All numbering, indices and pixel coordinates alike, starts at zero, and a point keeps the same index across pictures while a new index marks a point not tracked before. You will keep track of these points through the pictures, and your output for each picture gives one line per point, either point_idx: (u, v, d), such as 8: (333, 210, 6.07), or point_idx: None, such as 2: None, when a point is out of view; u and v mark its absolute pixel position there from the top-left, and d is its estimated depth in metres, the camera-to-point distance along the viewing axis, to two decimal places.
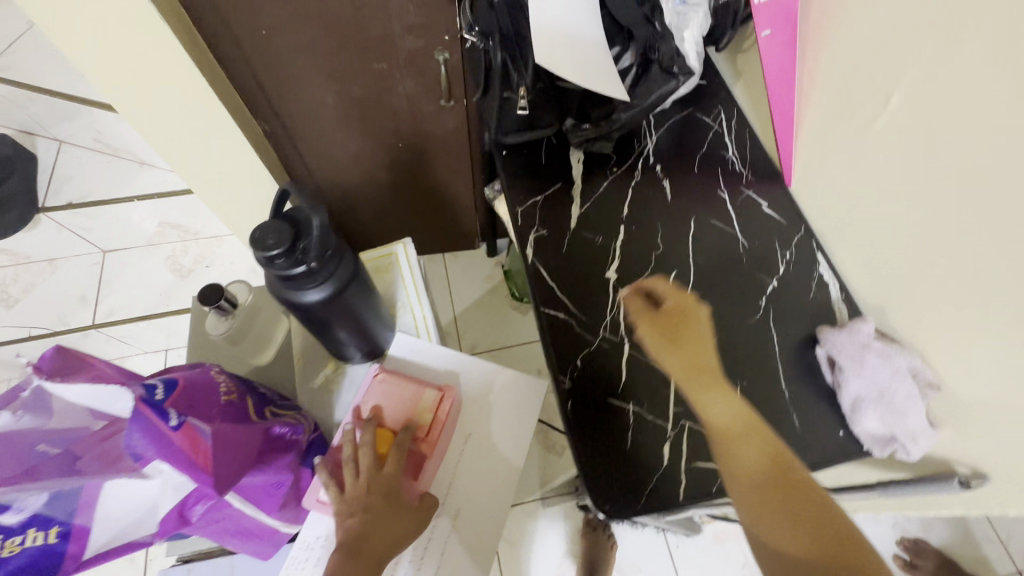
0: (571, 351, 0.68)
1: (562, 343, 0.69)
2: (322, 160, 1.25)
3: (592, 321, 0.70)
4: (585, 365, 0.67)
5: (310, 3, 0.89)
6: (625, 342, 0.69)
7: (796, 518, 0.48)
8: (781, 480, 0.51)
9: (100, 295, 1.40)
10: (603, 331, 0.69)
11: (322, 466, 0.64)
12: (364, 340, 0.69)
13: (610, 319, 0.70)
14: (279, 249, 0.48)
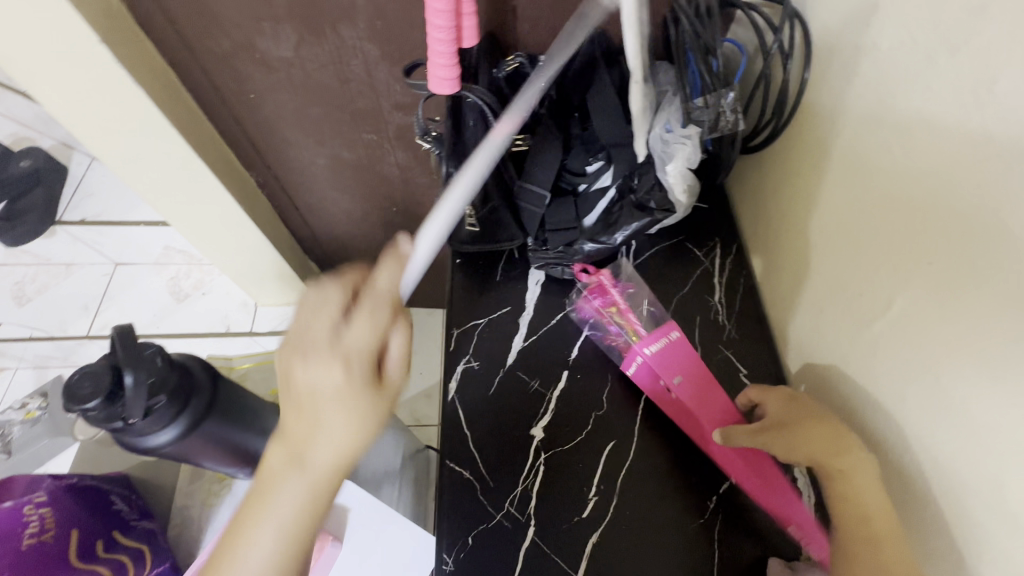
0: (466, 523, 0.58)
1: (456, 510, 0.59)
2: (315, 212, 1.22)
3: (499, 490, 0.60)
4: (477, 546, 0.57)
5: (296, 75, 0.86)
6: (531, 525, 0.58)
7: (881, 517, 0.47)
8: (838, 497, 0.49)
9: (101, 306, 1.46)
10: (507, 506, 0.59)
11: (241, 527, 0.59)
12: (244, 465, 0.62)
13: (520, 491, 0.60)
14: (95, 401, 0.41)
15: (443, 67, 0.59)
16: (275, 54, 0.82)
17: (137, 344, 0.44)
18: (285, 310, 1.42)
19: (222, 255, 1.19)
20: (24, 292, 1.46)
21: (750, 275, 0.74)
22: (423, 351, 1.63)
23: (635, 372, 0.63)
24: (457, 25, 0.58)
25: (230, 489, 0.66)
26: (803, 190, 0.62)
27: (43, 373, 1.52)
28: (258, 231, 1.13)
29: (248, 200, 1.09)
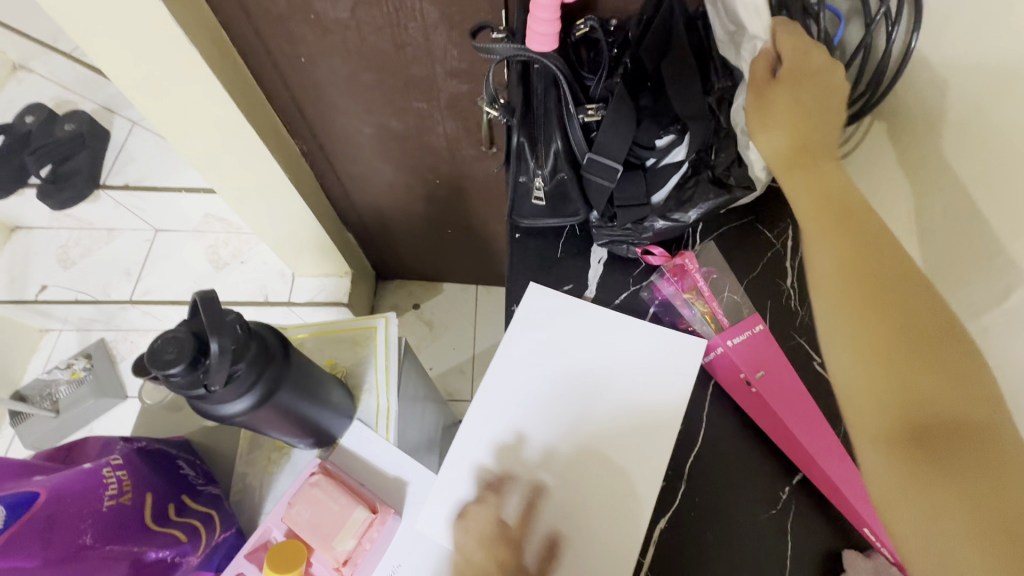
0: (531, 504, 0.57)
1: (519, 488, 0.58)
2: (357, 182, 1.20)
3: None
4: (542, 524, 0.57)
5: (351, 38, 0.83)
6: None
7: (941, 381, 0.42)
8: (873, 294, 0.46)
9: (143, 272, 1.48)
10: None
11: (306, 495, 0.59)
12: (307, 435, 0.61)
13: None
14: (178, 366, 0.40)
15: (545, 22, 0.57)
16: (331, 15, 0.79)
17: (219, 311, 0.43)
18: (322, 282, 1.42)
19: (264, 224, 1.19)
20: (68, 255, 1.48)
21: None
22: (456, 327, 1.62)
23: (712, 362, 0.62)
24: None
25: (289, 458, 0.66)
26: (900, 170, 0.57)
27: (87, 333, 1.58)
28: (302, 200, 1.11)
29: (293, 168, 1.07)
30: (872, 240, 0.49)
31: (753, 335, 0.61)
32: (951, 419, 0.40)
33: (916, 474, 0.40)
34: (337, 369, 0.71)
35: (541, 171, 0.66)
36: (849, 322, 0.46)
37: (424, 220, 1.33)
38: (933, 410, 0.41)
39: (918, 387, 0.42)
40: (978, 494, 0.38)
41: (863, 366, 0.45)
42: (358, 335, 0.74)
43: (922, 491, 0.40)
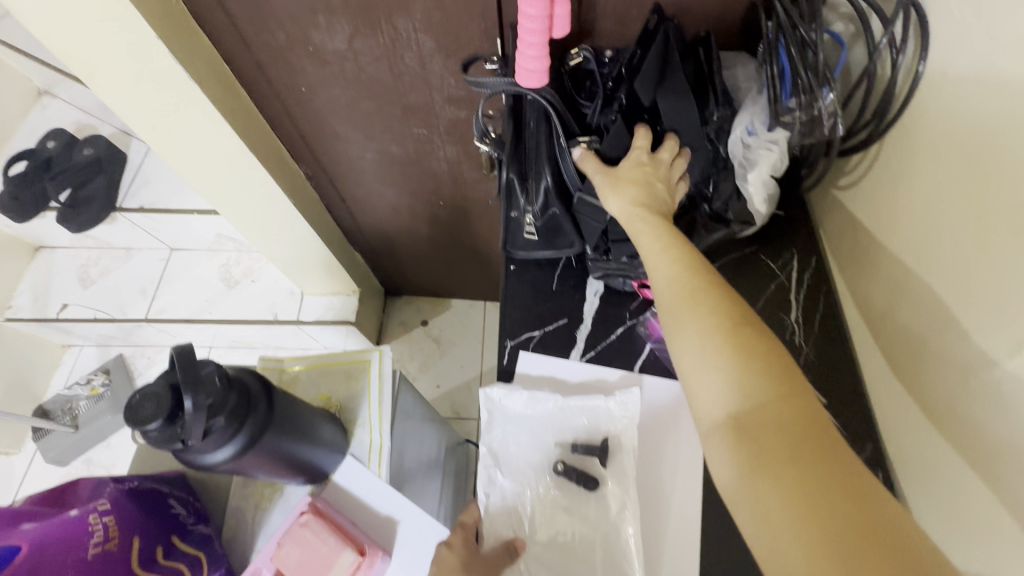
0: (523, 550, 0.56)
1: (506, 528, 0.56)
2: (362, 205, 1.21)
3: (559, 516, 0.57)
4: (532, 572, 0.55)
5: (349, 68, 0.83)
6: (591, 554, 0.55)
7: (778, 394, 0.43)
8: (740, 355, 0.45)
9: (158, 290, 1.52)
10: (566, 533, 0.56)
11: (292, 534, 0.59)
12: (299, 474, 0.61)
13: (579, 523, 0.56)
14: (155, 422, 0.41)
15: (532, 58, 0.55)
16: (328, 46, 0.80)
17: (196, 363, 0.43)
18: (330, 300, 1.43)
19: (270, 246, 1.20)
20: (88, 274, 1.53)
21: (830, 292, 0.67)
22: (463, 344, 1.61)
23: None
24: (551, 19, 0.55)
25: (282, 495, 0.66)
26: (907, 204, 0.55)
27: (107, 349, 1.62)
28: (306, 223, 1.12)
29: (297, 193, 1.08)
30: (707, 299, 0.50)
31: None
32: (787, 427, 0.42)
33: (765, 484, 0.40)
34: (331, 403, 0.71)
35: (532, 208, 0.65)
36: (731, 375, 0.45)
37: (429, 240, 1.33)
38: (771, 429, 0.42)
39: (758, 401, 0.43)
40: (818, 499, 0.38)
41: (735, 422, 0.44)
42: (353, 368, 0.73)
43: (777, 494, 0.39)
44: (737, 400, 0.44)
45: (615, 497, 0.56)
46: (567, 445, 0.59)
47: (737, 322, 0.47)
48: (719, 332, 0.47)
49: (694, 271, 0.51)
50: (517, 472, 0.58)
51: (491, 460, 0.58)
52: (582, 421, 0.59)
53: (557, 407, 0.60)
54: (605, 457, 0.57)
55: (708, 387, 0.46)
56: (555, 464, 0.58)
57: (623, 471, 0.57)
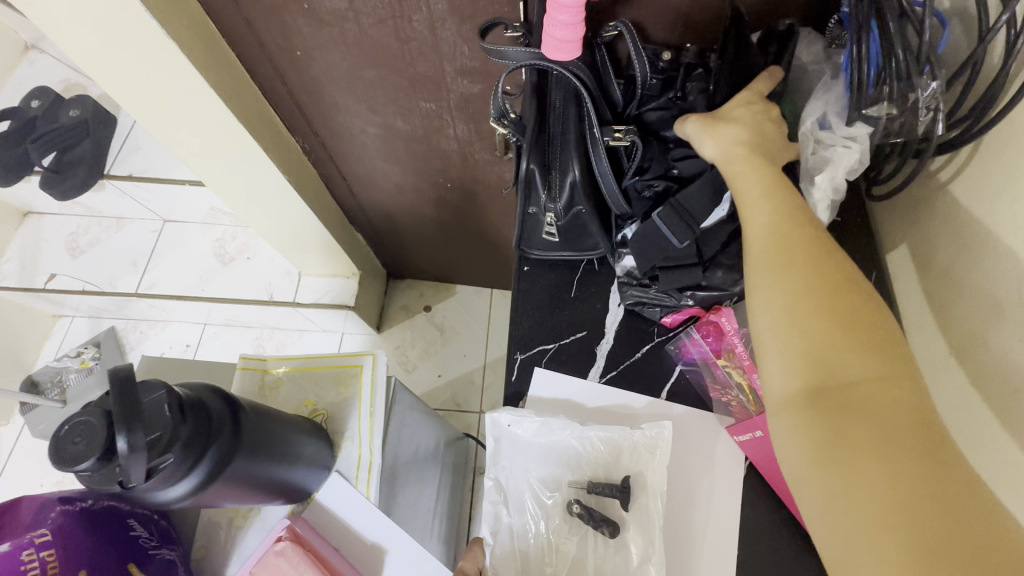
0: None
1: (507, 572, 0.50)
2: (364, 183, 1.12)
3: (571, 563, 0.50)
4: None
5: (349, 31, 0.73)
6: None
7: (857, 342, 0.38)
8: (821, 298, 0.40)
9: (149, 263, 1.44)
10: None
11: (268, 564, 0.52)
12: (278, 496, 0.54)
13: (593, 571, 0.49)
14: (89, 461, 0.33)
15: (564, 25, 0.46)
16: (325, 5, 0.70)
17: (138, 390, 0.35)
18: (329, 282, 1.36)
19: (266, 223, 1.12)
20: (77, 244, 1.46)
21: (892, 315, 0.58)
22: (467, 332, 1.54)
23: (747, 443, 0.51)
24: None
25: (259, 514, 0.59)
26: (1006, 222, 0.46)
27: (98, 322, 1.57)
28: (303, 201, 1.04)
29: (293, 169, 1.00)
30: (799, 245, 0.42)
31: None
32: (857, 382, 0.37)
33: (816, 427, 0.37)
34: (317, 412, 0.63)
35: (554, 206, 0.57)
36: (793, 320, 0.40)
37: (436, 223, 1.24)
38: (836, 374, 0.38)
39: (828, 349, 0.38)
40: (872, 453, 0.35)
41: (793, 368, 0.39)
42: (343, 373, 0.65)
43: (834, 449, 0.36)
44: (807, 349, 0.39)
45: (637, 545, 0.49)
46: (582, 482, 0.51)
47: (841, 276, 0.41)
48: (800, 278, 0.41)
49: (777, 202, 0.45)
50: (525, 508, 0.51)
51: (498, 493, 0.52)
52: (603, 458, 0.52)
53: (573, 437, 0.52)
54: (627, 501, 0.49)
55: (777, 328, 0.40)
56: (566, 503, 0.51)
57: (647, 518, 0.49)
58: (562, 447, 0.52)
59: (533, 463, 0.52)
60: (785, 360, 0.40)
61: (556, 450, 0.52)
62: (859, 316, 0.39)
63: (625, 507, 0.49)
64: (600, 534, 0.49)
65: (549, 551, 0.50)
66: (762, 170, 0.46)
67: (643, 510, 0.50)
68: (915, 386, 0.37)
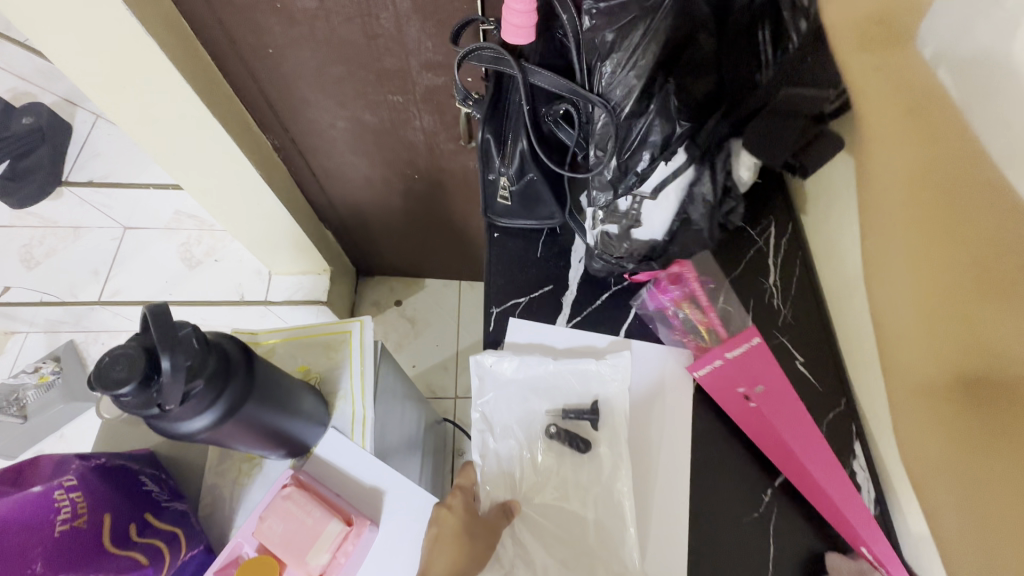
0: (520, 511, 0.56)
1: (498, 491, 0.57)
2: (333, 179, 1.17)
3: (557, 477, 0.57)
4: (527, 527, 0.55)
5: (320, 29, 0.80)
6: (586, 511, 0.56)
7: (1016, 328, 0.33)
8: (977, 279, 0.35)
9: (111, 271, 1.43)
10: (562, 493, 0.56)
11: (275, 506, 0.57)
12: (279, 447, 0.59)
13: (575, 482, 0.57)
14: (130, 385, 0.38)
15: (519, 13, 0.54)
16: (298, 5, 0.76)
17: (173, 325, 0.40)
18: (300, 279, 1.39)
19: (237, 221, 1.15)
20: (31, 255, 1.42)
21: (806, 256, 0.69)
22: (438, 323, 1.60)
23: (705, 374, 0.60)
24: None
25: (260, 470, 0.63)
26: None
27: (55, 336, 1.48)
28: (276, 196, 1.08)
29: (265, 165, 1.04)
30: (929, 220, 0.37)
31: (749, 348, 0.58)
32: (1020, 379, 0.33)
33: (955, 423, 0.36)
34: (310, 376, 0.69)
35: (507, 171, 0.65)
36: (929, 312, 0.38)
37: (403, 216, 1.30)
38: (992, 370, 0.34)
39: (975, 338, 0.35)
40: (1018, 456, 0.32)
41: (935, 357, 0.38)
42: (332, 338, 0.71)
43: (980, 448, 0.35)
44: (940, 334, 0.37)
45: (609, 457, 0.57)
46: (558, 411, 0.59)
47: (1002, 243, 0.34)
48: (944, 260, 0.37)
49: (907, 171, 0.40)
50: (509, 436, 0.59)
51: (485, 425, 0.59)
52: (574, 387, 0.60)
53: (548, 371, 0.60)
54: (596, 421, 0.58)
55: (905, 312, 0.41)
56: (545, 428, 0.59)
57: (614, 433, 0.57)
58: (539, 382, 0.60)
59: (515, 397, 0.60)
60: (933, 347, 0.38)
61: (535, 386, 0.60)
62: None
63: (594, 426, 0.58)
64: (577, 450, 0.57)
65: (535, 471, 0.57)
66: (912, 116, 0.39)
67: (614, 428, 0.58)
68: None
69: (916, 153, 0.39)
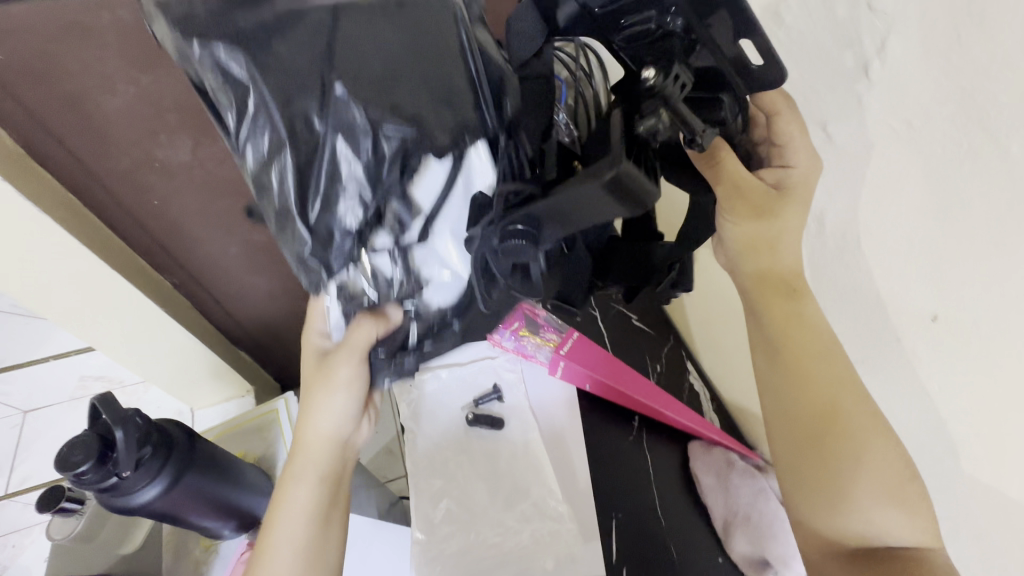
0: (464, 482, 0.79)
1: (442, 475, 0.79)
2: (237, 300, 1.27)
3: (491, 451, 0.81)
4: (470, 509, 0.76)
5: (197, 174, 0.95)
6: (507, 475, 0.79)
7: (820, 388, 0.57)
8: (794, 351, 0.58)
9: (16, 459, 1.36)
10: (493, 469, 0.79)
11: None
12: (229, 518, 0.67)
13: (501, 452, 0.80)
14: (88, 462, 0.47)
15: None
16: (174, 159, 0.91)
17: (119, 408, 0.50)
18: (224, 408, 1.40)
19: (147, 366, 1.19)
20: None
21: None
22: None
23: (564, 372, 0.80)
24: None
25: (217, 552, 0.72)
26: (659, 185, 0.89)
27: None
28: (185, 328, 1.15)
29: (168, 303, 1.12)
30: (790, 310, 0.58)
31: (573, 343, 0.79)
32: (829, 412, 0.56)
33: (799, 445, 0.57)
34: (249, 458, 0.76)
35: None
36: (784, 366, 0.58)
37: None
38: (813, 410, 0.56)
39: (799, 386, 0.57)
40: (820, 467, 0.56)
41: (789, 398, 0.58)
42: (261, 420, 0.81)
43: (808, 460, 0.56)
44: (788, 386, 0.58)
45: (519, 425, 0.82)
46: (472, 404, 0.84)
47: (880, 465, 0.54)
48: (789, 328, 0.58)
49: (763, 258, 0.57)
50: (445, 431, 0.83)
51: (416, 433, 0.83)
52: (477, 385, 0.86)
53: (460, 376, 0.86)
54: (501, 398, 0.84)
55: (771, 371, 0.59)
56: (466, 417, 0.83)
57: (518, 406, 0.84)
58: (450, 389, 0.85)
59: (439, 407, 0.84)
60: (781, 386, 0.58)
61: (451, 394, 0.85)
62: (821, 369, 0.57)
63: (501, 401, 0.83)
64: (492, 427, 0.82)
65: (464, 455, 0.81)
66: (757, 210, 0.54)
67: (515, 401, 0.84)
68: (852, 426, 0.55)
69: (792, 379, 0.57)
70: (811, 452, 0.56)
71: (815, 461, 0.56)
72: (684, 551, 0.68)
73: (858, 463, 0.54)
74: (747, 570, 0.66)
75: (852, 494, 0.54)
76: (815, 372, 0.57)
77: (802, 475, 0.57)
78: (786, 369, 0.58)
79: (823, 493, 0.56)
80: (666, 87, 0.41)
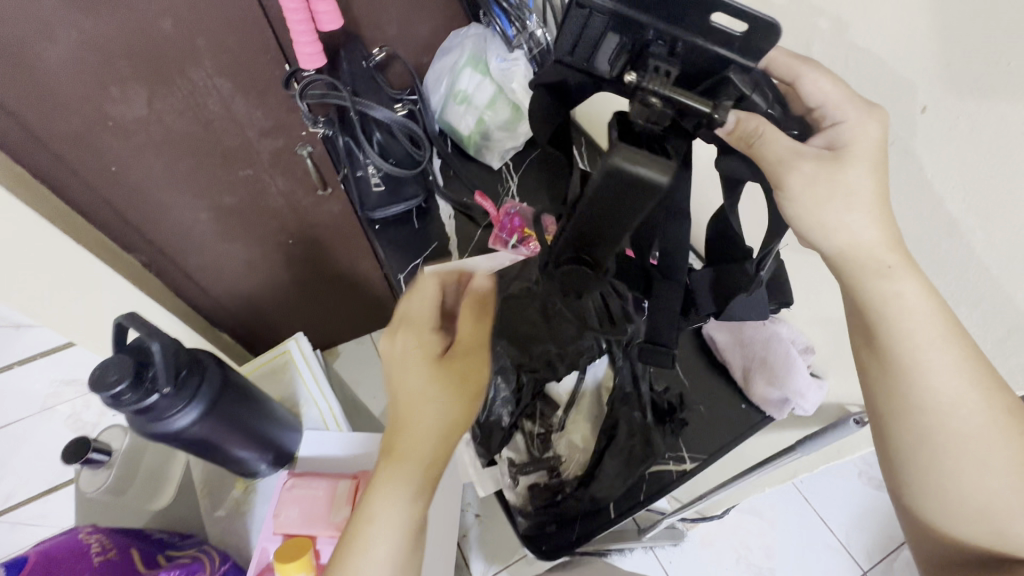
0: None
1: None
2: (211, 275, 1.21)
3: None
4: None
5: (156, 132, 0.89)
6: None
7: (946, 384, 0.46)
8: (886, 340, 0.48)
9: None
10: None
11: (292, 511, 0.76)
12: (260, 449, 0.75)
13: None
14: (123, 382, 0.55)
15: (308, 44, 0.73)
16: (129, 116, 0.86)
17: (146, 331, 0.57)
18: None
19: None
20: None
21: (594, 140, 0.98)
22: (366, 377, 1.65)
23: None
24: (310, 13, 0.74)
25: None
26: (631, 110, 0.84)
27: None
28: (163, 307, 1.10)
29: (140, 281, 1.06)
30: (895, 287, 0.47)
31: None
32: (952, 410, 0.46)
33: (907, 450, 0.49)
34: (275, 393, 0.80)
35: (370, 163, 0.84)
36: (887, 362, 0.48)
37: (293, 286, 1.36)
38: (933, 413, 0.47)
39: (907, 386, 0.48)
40: (941, 474, 0.48)
41: (892, 396, 0.48)
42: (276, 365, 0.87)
43: (937, 469, 0.48)
44: (892, 386, 0.48)
45: None
46: None
47: (1006, 473, 0.46)
48: (881, 311, 0.47)
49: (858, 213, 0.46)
50: None
51: None
52: None
53: None
54: None
55: (877, 365, 0.49)
56: None
57: None
58: None
59: None
60: (890, 382, 0.48)
61: None
62: (933, 363, 0.46)
63: None
64: None
65: None
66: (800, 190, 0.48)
67: None
68: (981, 423, 0.46)
69: (896, 378, 0.48)
70: (925, 457, 0.48)
71: (934, 470, 0.48)
72: (709, 406, 0.69)
73: (992, 466, 0.46)
74: (770, 411, 0.65)
75: (984, 502, 0.47)
76: (929, 368, 0.46)
77: (919, 480, 0.49)
78: (887, 362, 0.48)
79: (959, 502, 0.48)
80: (644, 81, 0.42)
